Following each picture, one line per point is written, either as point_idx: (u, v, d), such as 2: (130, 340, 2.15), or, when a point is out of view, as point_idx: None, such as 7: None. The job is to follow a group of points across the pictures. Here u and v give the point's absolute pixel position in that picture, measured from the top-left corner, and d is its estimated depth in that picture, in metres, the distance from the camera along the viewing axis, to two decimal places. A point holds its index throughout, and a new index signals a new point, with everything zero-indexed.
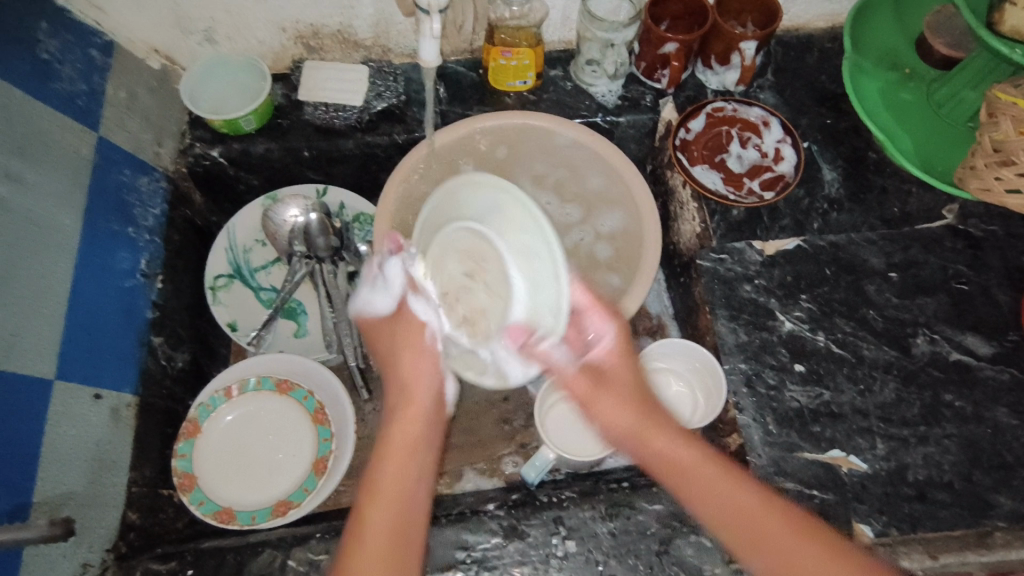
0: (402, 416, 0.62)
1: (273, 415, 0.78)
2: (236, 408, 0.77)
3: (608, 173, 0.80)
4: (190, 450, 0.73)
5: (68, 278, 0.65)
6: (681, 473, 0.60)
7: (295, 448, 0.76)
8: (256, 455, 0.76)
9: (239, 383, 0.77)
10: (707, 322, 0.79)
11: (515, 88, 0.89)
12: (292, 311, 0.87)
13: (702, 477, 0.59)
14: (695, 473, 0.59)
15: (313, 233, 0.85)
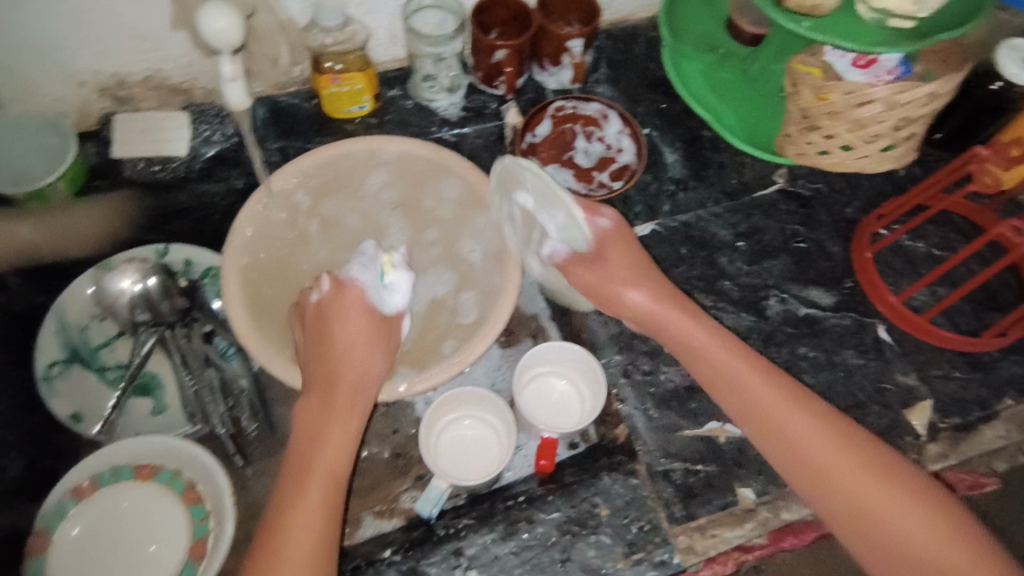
0: (321, 390, 0.65)
1: (130, 501, 0.71)
2: (88, 509, 0.70)
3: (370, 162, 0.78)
4: (41, 567, 0.68)
5: None
6: (755, 392, 0.62)
7: (164, 538, 0.70)
8: (122, 555, 0.70)
9: (88, 480, 0.71)
10: (580, 320, 0.81)
11: (354, 114, 0.87)
12: (145, 386, 0.79)
13: (768, 396, 0.61)
14: (765, 394, 0.61)
15: (155, 299, 0.79)
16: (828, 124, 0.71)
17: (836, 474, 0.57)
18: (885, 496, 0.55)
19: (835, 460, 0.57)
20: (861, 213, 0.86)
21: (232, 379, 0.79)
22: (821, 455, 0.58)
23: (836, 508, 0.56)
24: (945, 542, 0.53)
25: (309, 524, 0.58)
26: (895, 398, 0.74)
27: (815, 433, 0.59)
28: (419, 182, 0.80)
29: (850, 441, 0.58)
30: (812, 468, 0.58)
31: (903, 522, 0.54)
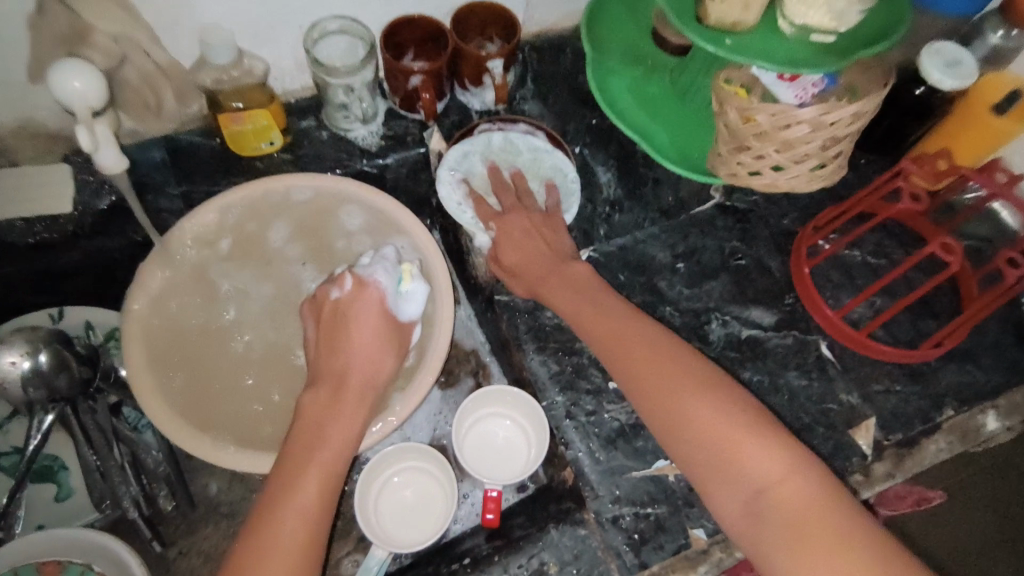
0: (330, 408, 0.60)
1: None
2: None
3: (267, 206, 0.74)
4: None
5: None
6: (631, 344, 0.63)
7: None
8: None
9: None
10: (519, 358, 0.77)
11: (263, 151, 0.80)
12: (45, 471, 0.72)
13: (642, 346, 0.62)
14: (637, 345, 0.62)
15: (50, 373, 0.69)
16: (757, 145, 0.68)
17: (691, 416, 0.57)
18: (743, 443, 0.55)
19: (694, 412, 0.57)
20: (798, 225, 0.84)
21: (143, 453, 0.74)
22: (684, 395, 0.58)
23: (699, 459, 0.56)
24: (796, 482, 0.53)
25: (298, 525, 0.53)
26: (839, 418, 0.74)
27: (675, 370, 0.60)
28: (329, 225, 0.77)
29: (712, 384, 0.59)
30: (662, 405, 0.59)
31: (759, 469, 0.54)
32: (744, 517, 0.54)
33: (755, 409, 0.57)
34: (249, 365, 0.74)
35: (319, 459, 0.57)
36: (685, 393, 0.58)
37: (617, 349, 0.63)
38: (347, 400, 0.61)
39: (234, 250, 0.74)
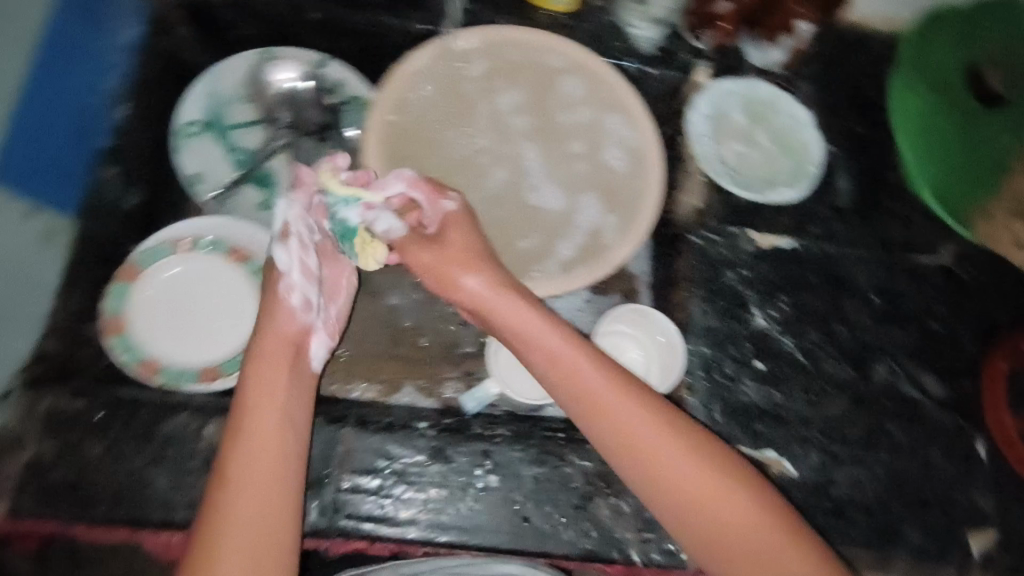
0: (288, 354, 0.60)
1: (216, 273, 0.73)
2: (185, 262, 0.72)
3: (515, 59, 0.79)
4: (123, 294, 0.69)
5: (20, 81, 0.60)
6: (624, 408, 0.58)
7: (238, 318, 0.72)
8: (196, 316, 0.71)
9: (189, 241, 0.73)
10: (681, 300, 0.78)
11: (554, 8, 0.82)
12: (262, 178, 0.80)
13: (649, 421, 0.57)
14: (633, 409, 0.58)
15: (304, 102, 0.81)
16: None
17: (670, 476, 0.56)
18: (715, 493, 0.55)
19: (671, 467, 0.56)
20: (1014, 324, 0.78)
21: None
22: (688, 479, 0.55)
23: (690, 524, 0.55)
24: (717, 495, 0.55)
25: (276, 438, 0.55)
26: (961, 514, 0.70)
27: (654, 443, 0.57)
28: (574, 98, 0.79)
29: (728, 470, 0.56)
30: (675, 487, 0.55)
31: (743, 528, 0.54)
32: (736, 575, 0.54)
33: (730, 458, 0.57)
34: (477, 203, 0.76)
35: (274, 404, 0.57)
36: (697, 479, 0.55)
37: (603, 414, 0.58)
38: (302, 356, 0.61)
39: (481, 88, 0.78)
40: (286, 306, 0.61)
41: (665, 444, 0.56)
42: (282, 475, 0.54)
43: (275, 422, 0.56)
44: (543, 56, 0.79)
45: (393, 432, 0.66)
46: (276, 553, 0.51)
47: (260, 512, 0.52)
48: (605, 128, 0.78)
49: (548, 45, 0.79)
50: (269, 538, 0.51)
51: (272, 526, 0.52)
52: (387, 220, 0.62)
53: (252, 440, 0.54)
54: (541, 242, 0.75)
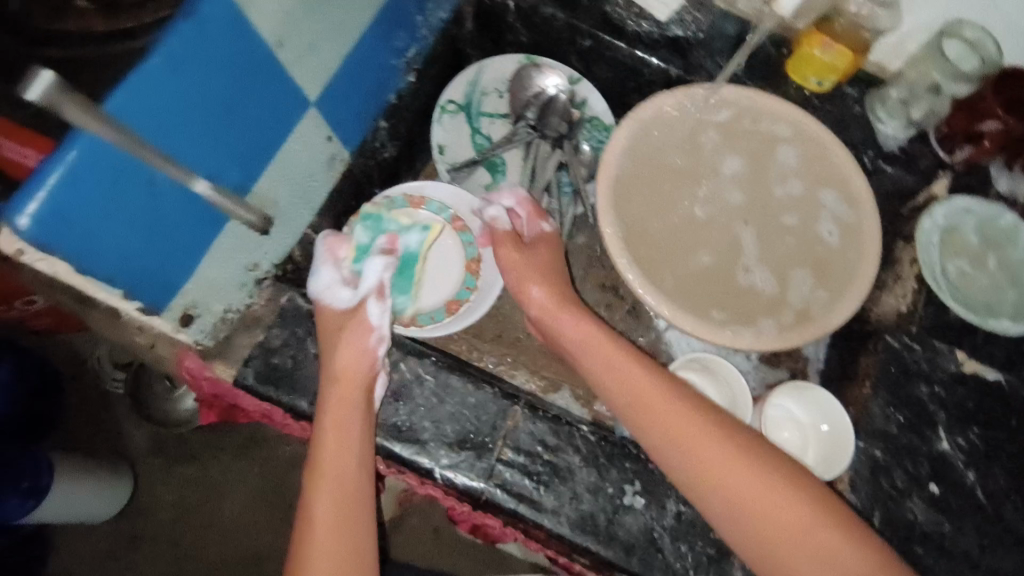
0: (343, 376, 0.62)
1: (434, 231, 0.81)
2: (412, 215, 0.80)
3: (747, 119, 0.81)
4: (360, 225, 0.77)
5: (360, 33, 0.69)
6: (657, 419, 0.61)
7: (438, 279, 0.79)
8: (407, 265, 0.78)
9: (419, 197, 0.81)
10: (860, 396, 0.76)
11: (808, 84, 0.86)
12: (493, 166, 0.88)
13: (693, 425, 0.60)
14: (676, 410, 0.61)
15: (553, 111, 0.88)
16: None
17: (722, 477, 0.57)
18: (747, 479, 0.57)
19: (704, 454, 0.58)
20: None
21: (553, 211, 0.87)
22: (735, 476, 0.57)
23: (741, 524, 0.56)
24: (767, 497, 0.56)
25: (339, 471, 0.60)
26: None
27: (701, 455, 0.58)
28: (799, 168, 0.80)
29: (766, 475, 0.57)
30: (727, 488, 0.57)
31: (788, 514, 0.55)
32: (799, 565, 0.54)
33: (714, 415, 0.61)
34: (700, 260, 0.77)
35: (336, 402, 0.62)
36: (739, 480, 0.56)
37: (648, 417, 0.62)
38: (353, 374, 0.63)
39: (713, 142, 0.80)
40: (367, 319, 0.66)
41: (706, 447, 0.59)
42: (348, 511, 0.59)
43: (343, 432, 0.61)
44: (776, 125, 0.80)
45: (558, 425, 0.68)
46: (354, 537, 0.57)
47: (340, 505, 0.59)
48: (819, 201, 0.79)
49: (783, 115, 0.80)
50: (349, 521, 0.58)
51: (348, 508, 0.59)
52: (496, 210, 0.77)
53: (327, 432, 0.61)
54: (738, 319, 0.74)
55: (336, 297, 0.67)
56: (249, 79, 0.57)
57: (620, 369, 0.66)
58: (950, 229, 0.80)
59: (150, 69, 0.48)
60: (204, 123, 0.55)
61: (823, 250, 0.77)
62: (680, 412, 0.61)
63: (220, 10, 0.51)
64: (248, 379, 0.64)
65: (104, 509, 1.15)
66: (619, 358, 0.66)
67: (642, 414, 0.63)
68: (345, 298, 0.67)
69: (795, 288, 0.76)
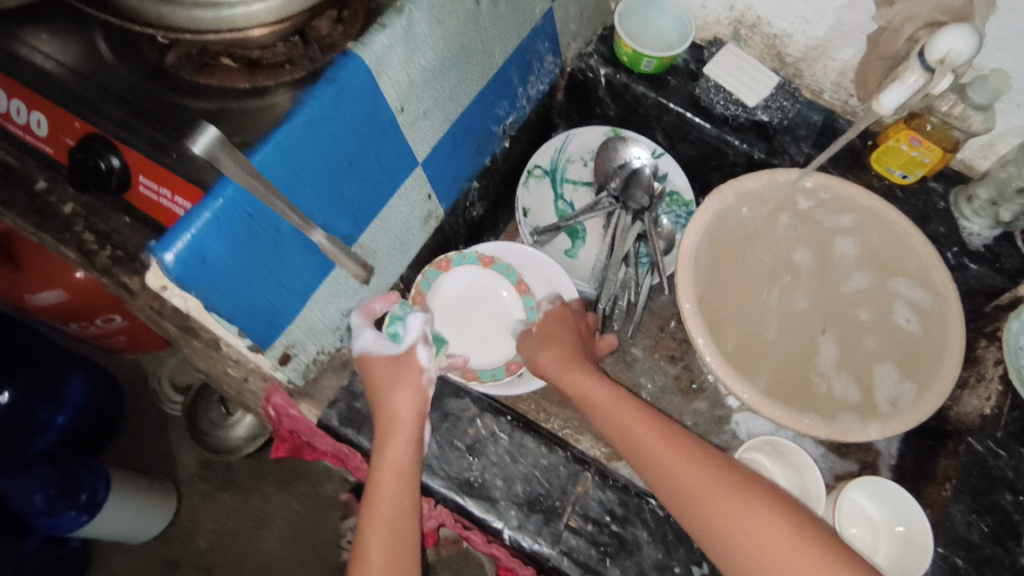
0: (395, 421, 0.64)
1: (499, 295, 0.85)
2: (480, 274, 0.84)
3: (828, 208, 0.82)
4: (432, 278, 0.80)
5: (468, 102, 0.74)
6: (675, 472, 0.60)
7: (498, 339, 0.83)
8: (470, 324, 0.83)
9: (489, 258, 0.84)
10: (939, 497, 0.74)
11: (892, 176, 0.87)
12: (573, 231, 0.94)
13: (710, 480, 0.58)
14: (691, 465, 0.60)
15: (636, 185, 0.90)
16: None
17: (747, 536, 0.54)
18: (762, 533, 0.54)
19: (724, 513, 0.56)
20: None
21: (633, 282, 0.88)
22: (761, 535, 0.54)
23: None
24: (798, 560, 0.52)
25: (394, 506, 0.61)
26: None
27: (724, 513, 0.56)
28: (876, 253, 0.80)
29: (795, 535, 0.53)
30: (755, 550, 0.54)
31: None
32: None
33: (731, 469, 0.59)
34: (783, 359, 0.78)
35: (392, 440, 0.63)
36: (765, 538, 0.54)
37: (666, 470, 0.60)
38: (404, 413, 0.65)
39: (794, 231, 0.83)
40: (417, 362, 0.69)
41: (728, 504, 0.56)
42: (397, 544, 0.59)
43: (404, 468, 0.62)
44: (860, 219, 0.80)
45: (628, 496, 0.67)
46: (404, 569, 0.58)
47: (389, 537, 0.59)
48: (890, 289, 0.79)
49: (862, 212, 0.80)
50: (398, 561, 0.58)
51: (394, 540, 0.59)
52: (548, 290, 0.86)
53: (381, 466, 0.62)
54: (832, 416, 0.72)
55: (384, 349, 0.68)
56: (372, 138, 0.62)
57: (635, 423, 0.65)
58: None
59: (293, 128, 0.53)
60: (331, 176, 0.59)
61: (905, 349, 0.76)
62: (700, 467, 0.59)
63: (359, 77, 0.56)
64: (331, 420, 0.68)
65: (130, 533, 1.13)
66: (633, 413, 0.66)
67: (657, 468, 0.61)
68: (392, 349, 0.68)
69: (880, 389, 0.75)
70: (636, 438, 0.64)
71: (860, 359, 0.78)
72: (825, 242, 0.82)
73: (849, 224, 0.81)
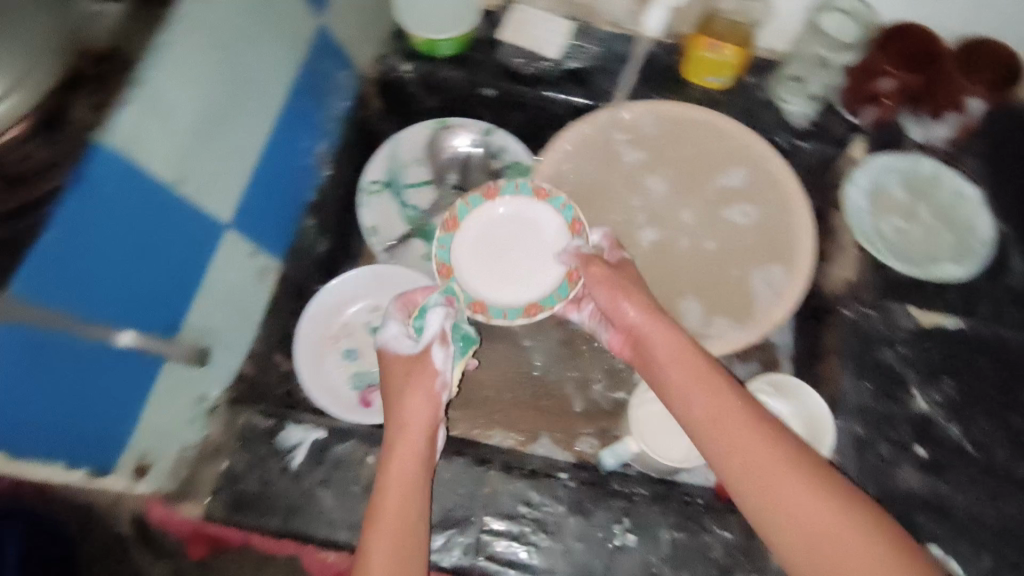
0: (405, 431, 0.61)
1: (524, 217, 0.79)
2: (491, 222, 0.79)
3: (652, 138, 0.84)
4: (448, 243, 0.78)
5: (259, 148, 0.70)
6: (698, 399, 0.59)
7: (535, 281, 0.77)
8: (514, 256, 0.78)
9: (496, 185, 0.79)
10: (832, 372, 0.76)
11: (708, 83, 0.86)
12: (426, 233, 0.90)
13: (719, 406, 0.58)
14: (706, 394, 0.59)
15: (472, 169, 0.90)
16: None
17: (763, 476, 0.54)
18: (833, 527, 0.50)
19: (741, 443, 0.55)
20: None
21: None
22: (771, 464, 0.54)
23: (812, 569, 0.50)
24: (814, 497, 0.51)
25: (402, 511, 0.57)
26: None
27: (750, 449, 0.55)
28: (703, 161, 0.83)
29: (813, 477, 0.52)
30: (765, 486, 0.53)
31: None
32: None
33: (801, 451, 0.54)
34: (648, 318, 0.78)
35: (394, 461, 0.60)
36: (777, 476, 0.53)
37: (682, 400, 0.60)
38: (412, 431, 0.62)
39: (630, 169, 0.84)
40: (432, 363, 0.64)
41: (748, 437, 0.55)
42: (406, 556, 0.55)
43: (411, 487, 0.59)
44: (683, 139, 0.83)
45: (535, 479, 0.69)
46: None
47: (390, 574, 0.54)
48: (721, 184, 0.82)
49: (682, 129, 0.83)
50: None
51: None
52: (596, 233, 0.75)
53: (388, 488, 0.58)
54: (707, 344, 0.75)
55: (404, 347, 0.66)
56: (160, 220, 0.58)
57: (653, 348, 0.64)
58: (877, 188, 0.81)
59: (43, 246, 0.48)
60: (117, 275, 0.55)
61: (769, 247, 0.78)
62: (728, 396, 0.58)
63: (110, 167, 0.52)
64: (218, 512, 0.65)
65: None
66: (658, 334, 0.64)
67: (680, 390, 0.60)
68: (411, 346, 0.66)
69: (761, 298, 0.77)
70: (665, 357, 0.63)
71: (721, 275, 0.79)
72: (652, 178, 0.83)
73: (675, 147, 0.83)
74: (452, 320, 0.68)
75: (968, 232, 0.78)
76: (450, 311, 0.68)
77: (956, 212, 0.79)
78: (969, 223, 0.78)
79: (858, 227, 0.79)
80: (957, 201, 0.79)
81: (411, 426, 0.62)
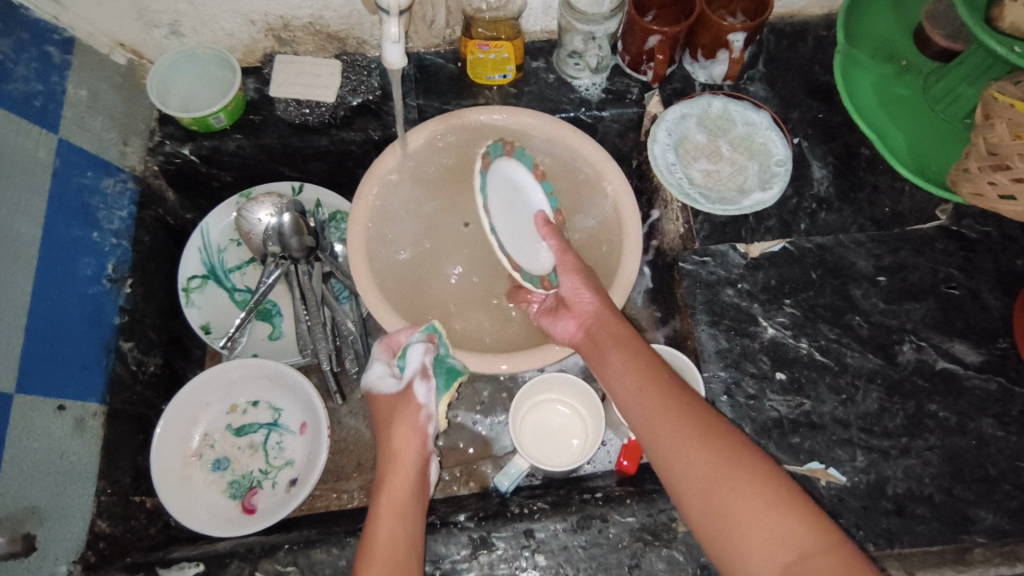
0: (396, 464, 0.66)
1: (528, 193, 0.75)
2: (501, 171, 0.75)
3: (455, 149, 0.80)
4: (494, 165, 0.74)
5: (28, 294, 0.63)
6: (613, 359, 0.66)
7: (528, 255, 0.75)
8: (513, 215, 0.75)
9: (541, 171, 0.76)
10: (687, 326, 0.77)
11: (495, 81, 0.86)
12: (266, 312, 0.87)
13: (627, 368, 0.65)
14: (618, 355, 0.66)
15: (287, 234, 0.84)
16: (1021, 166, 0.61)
17: (663, 430, 0.60)
18: (728, 483, 0.56)
19: (649, 395, 0.63)
20: None
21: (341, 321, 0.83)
22: (668, 414, 0.61)
23: (699, 500, 0.57)
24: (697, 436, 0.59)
25: (393, 537, 0.60)
26: None
27: (656, 404, 0.62)
28: None
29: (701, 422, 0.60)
30: (664, 434, 0.60)
31: (764, 523, 0.54)
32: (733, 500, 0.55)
33: (704, 424, 0.60)
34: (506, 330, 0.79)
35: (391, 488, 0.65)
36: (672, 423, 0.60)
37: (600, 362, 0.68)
38: (406, 464, 0.67)
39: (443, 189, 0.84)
40: (415, 399, 0.69)
41: (653, 393, 0.63)
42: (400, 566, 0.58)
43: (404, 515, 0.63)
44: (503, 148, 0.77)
45: (434, 532, 0.66)
46: None
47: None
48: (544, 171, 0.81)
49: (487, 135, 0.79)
50: None
51: None
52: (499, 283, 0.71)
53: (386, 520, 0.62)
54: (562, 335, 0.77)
55: (388, 385, 0.70)
56: None
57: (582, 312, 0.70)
58: (678, 138, 0.83)
59: None
60: None
61: (599, 231, 0.79)
62: (637, 356, 0.66)
63: None
64: None
65: None
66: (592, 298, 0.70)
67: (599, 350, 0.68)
68: (393, 386, 0.70)
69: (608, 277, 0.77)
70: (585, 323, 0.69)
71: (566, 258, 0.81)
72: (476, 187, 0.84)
73: None
74: (436, 354, 0.69)
75: (767, 158, 0.81)
76: (433, 348, 0.69)
77: (751, 142, 0.83)
78: (764, 148, 0.82)
79: (674, 181, 0.80)
80: (748, 132, 0.83)
81: (405, 458, 0.67)
